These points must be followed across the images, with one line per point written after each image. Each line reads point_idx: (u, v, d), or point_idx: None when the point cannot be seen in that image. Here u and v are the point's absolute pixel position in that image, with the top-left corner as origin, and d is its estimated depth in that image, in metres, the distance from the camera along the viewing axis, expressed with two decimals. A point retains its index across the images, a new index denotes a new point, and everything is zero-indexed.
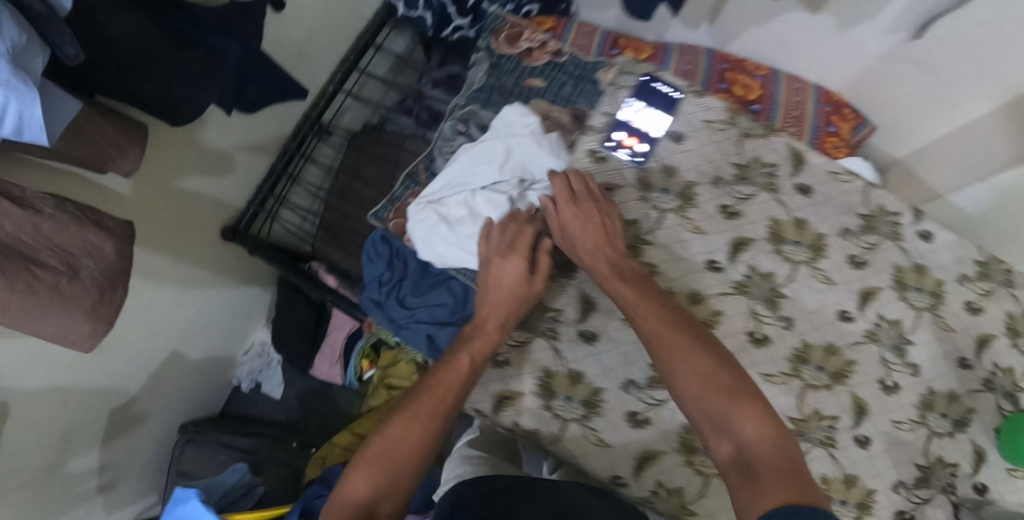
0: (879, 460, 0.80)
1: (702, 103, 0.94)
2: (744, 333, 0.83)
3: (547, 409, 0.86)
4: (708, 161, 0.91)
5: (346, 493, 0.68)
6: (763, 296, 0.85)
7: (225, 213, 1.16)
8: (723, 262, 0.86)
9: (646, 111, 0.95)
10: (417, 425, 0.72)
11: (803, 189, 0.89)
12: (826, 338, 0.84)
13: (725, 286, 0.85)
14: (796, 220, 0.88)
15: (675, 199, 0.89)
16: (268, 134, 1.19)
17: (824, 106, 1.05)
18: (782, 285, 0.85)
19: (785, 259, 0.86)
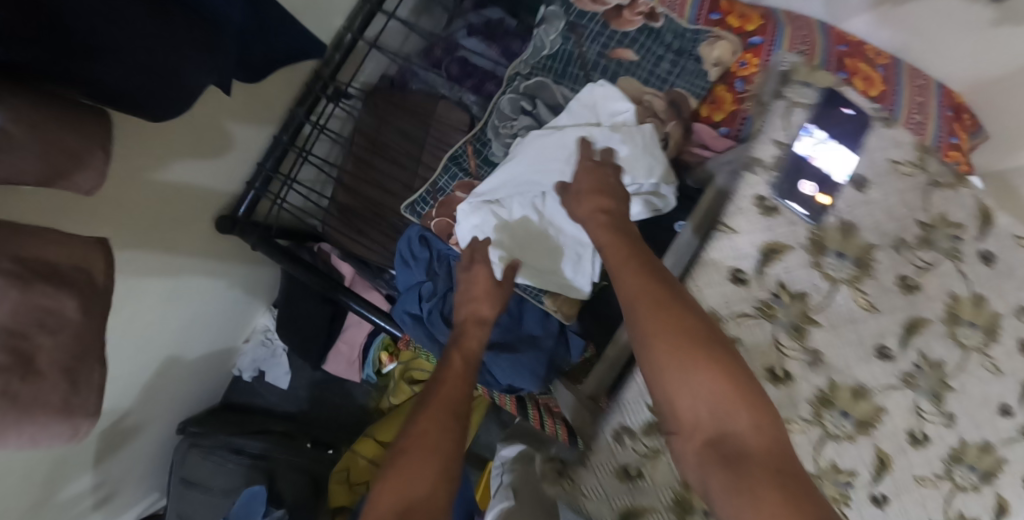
0: None
1: (890, 134, 0.62)
2: (903, 432, 0.62)
3: None
4: (895, 218, 0.61)
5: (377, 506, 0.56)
6: (931, 389, 0.62)
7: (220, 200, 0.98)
8: (893, 348, 0.62)
9: (829, 145, 0.60)
10: (435, 425, 0.64)
11: (987, 258, 0.63)
12: (985, 434, 0.63)
13: (892, 377, 0.61)
14: (977, 296, 0.63)
15: (851, 268, 0.60)
16: (273, 100, 0.97)
17: (947, 109, 0.91)
18: (950, 376, 0.63)
19: (959, 344, 0.63)
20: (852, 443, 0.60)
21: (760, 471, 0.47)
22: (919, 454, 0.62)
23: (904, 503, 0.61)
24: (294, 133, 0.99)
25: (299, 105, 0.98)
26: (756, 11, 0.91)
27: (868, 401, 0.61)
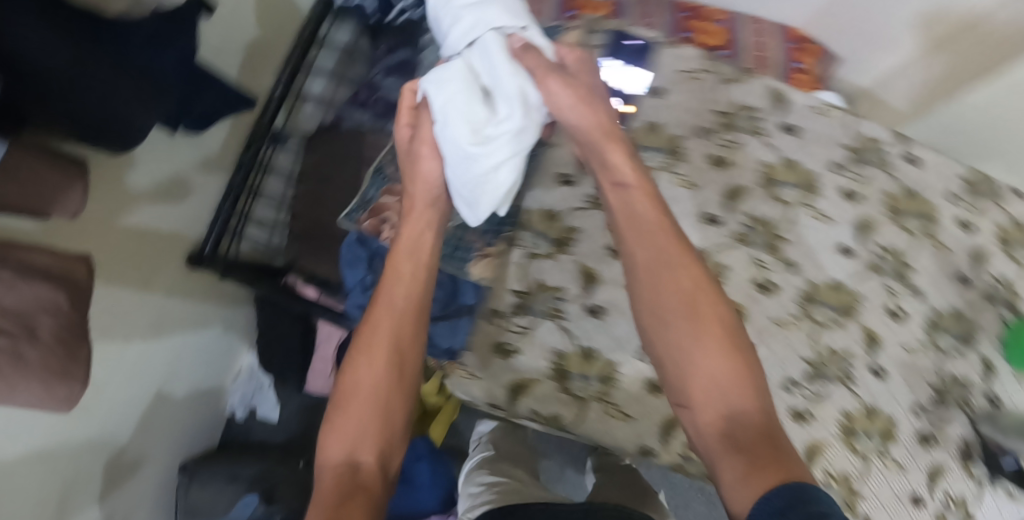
0: (897, 386, 0.96)
1: (677, 53, 1.06)
2: (750, 282, 0.97)
3: (565, 391, 1.00)
4: (687, 111, 1.02)
5: (328, 453, 0.75)
6: (767, 242, 0.97)
7: (187, 241, 1.13)
8: (721, 210, 0.98)
9: (622, 68, 1.06)
10: (374, 372, 0.78)
11: (790, 128, 1.01)
12: (829, 276, 0.97)
13: (727, 235, 0.98)
14: (786, 160, 0.99)
15: (665, 153, 1.01)
16: (218, 148, 1.15)
17: (790, 44, 1.34)
18: (783, 230, 0.98)
19: (780, 201, 0.98)
20: None
21: (741, 429, 0.64)
22: (773, 299, 0.97)
23: (770, 342, 0.96)
24: (246, 177, 1.18)
25: (245, 151, 1.16)
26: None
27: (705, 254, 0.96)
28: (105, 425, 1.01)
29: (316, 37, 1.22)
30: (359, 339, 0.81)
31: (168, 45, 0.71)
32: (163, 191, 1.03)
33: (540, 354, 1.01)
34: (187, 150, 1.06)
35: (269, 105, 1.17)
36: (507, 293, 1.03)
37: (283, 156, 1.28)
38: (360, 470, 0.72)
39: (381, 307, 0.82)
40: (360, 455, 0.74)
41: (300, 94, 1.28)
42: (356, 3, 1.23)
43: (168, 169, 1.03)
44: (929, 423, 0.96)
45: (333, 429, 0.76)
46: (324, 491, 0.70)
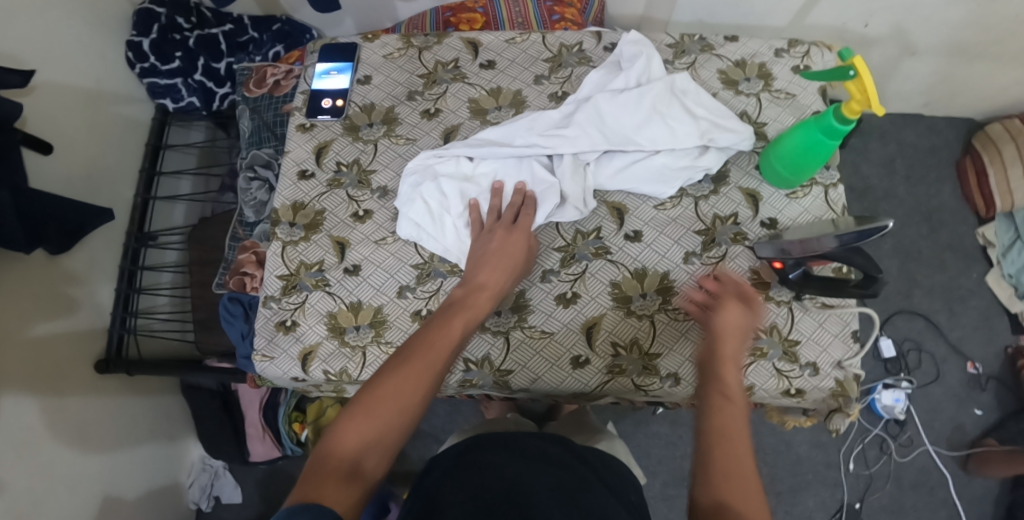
0: (841, 206, 0.79)
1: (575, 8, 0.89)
2: (830, 270, 0.76)
3: (631, 391, 0.71)
4: (735, 61, 0.86)
5: (337, 447, 0.53)
6: None
7: (96, 347, 1.18)
8: None
9: None
10: (413, 379, 0.58)
11: (779, 49, 0.87)
12: None
13: (818, 197, 0.79)
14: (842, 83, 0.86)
15: (742, 106, 0.83)
16: (100, 261, 1.19)
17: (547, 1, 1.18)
18: None
19: None
20: None
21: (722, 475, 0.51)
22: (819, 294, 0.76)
23: (809, 337, 0.75)
24: (130, 279, 1.23)
25: (132, 218, 1.25)
26: (477, 12, 1.19)
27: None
28: (50, 389, 1.06)
29: (163, 148, 1.32)
30: (413, 351, 0.60)
31: None
32: (51, 307, 1.08)
33: (502, 344, 0.72)
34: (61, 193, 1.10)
35: (134, 215, 1.26)
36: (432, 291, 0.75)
37: (163, 254, 1.33)
38: (364, 477, 0.52)
39: (450, 325, 0.64)
40: (375, 450, 0.54)
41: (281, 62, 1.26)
42: (183, 101, 1.29)
43: (50, 171, 1.08)
44: (848, 326, 0.75)
45: (356, 411, 0.55)
46: (314, 474, 0.51)
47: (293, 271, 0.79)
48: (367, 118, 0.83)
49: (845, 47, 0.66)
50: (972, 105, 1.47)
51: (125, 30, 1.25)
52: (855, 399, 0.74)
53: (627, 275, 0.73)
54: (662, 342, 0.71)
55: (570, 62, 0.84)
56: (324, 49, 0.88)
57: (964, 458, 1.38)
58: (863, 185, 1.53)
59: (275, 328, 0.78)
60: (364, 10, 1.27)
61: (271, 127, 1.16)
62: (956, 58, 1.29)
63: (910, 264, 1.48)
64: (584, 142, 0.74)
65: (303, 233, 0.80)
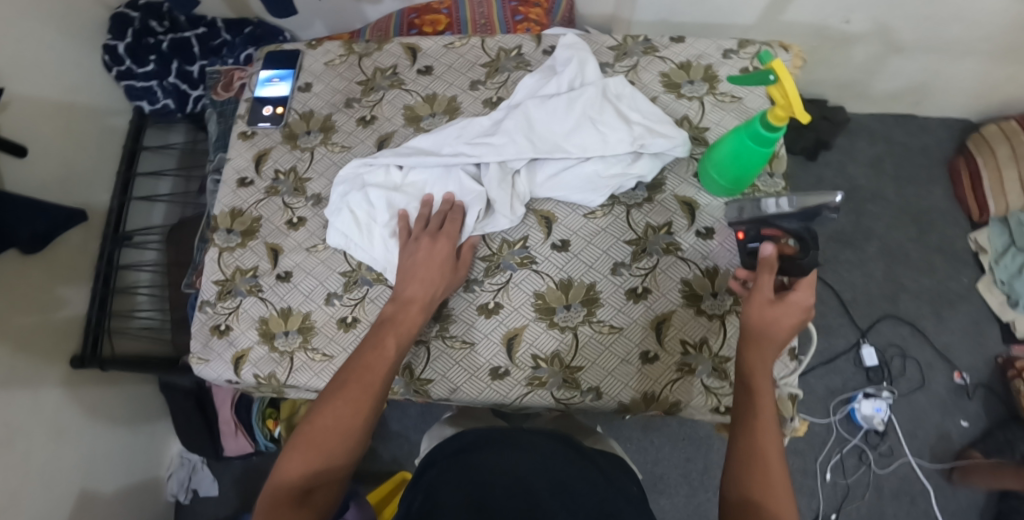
0: None
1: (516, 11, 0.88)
2: None
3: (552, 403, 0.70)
4: (679, 64, 0.84)
5: (285, 475, 0.56)
6: None
7: (72, 344, 1.22)
8: None
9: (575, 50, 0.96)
10: (351, 407, 0.59)
11: (726, 51, 0.84)
12: None
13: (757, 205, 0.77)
14: None
15: (684, 112, 0.81)
16: (76, 261, 1.23)
17: (510, 2, 1.17)
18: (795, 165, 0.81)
19: None
20: (639, 303, 0.73)
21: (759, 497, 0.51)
22: None
23: None
24: (106, 279, 1.26)
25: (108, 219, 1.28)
26: (441, 13, 1.19)
27: (724, 275, 0.74)
28: (25, 383, 1.10)
29: (141, 150, 1.35)
30: (350, 371, 0.62)
31: None
32: (26, 304, 1.11)
33: (423, 353, 0.72)
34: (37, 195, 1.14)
35: (111, 216, 1.29)
36: (360, 298, 0.75)
37: (141, 254, 1.36)
38: (314, 501, 0.55)
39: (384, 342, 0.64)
40: (322, 477, 0.57)
41: (251, 66, 1.27)
42: (159, 104, 1.31)
43: (25, 174, 1.11)
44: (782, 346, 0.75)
45: (300, 446, 0.57)
46: (267, 506, 0.55)
47: (229, 277, 0.80)
48: (305, 126, 0.84)
49: (766, 50, 0.64)
50: (965, 103, 1.41)
51: (102, 34, 1.28)
52: (790, 418, 0.74)
53: (551, 286, 0.72)
54: (583, 356, 0.71)
55: (508, 67, 0.82)
56: (268, 56, 0.89)
57: (948, 469, 1.33)
58: (850, 186, 1.48)
59: (209, 333, 0.79)
60: (333, 12, 1.28)
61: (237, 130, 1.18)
62: (942, 54, 1.24)
63: (896, 269, 1.43)
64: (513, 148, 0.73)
65: (239, 240, 0.81)
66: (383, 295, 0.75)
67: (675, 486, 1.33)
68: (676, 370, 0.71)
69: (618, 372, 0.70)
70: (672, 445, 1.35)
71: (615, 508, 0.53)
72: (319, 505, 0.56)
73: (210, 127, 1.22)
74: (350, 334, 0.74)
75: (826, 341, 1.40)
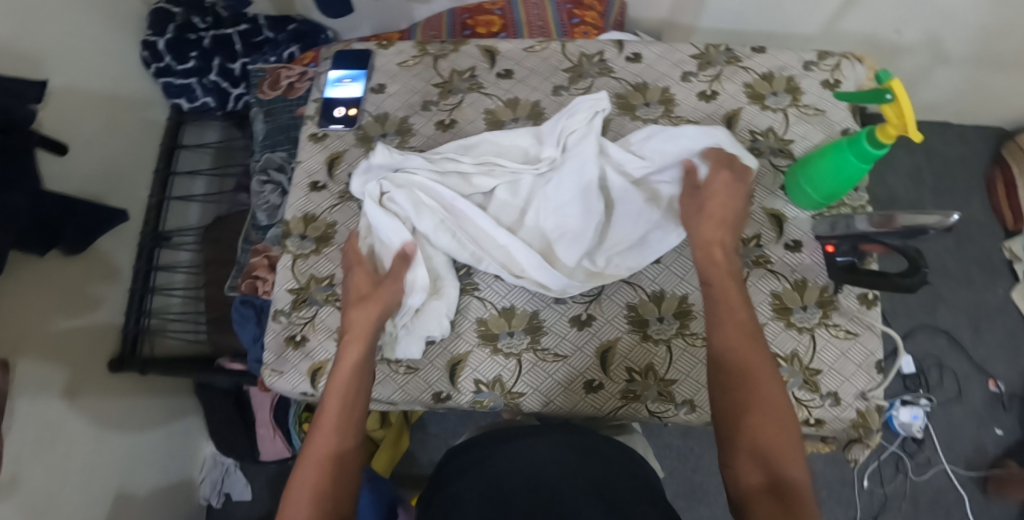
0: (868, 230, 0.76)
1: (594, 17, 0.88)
2: (851, 291, 0.75)
3: (646, 416, 0.69)
4: (761, 75, 0.84)
5: None
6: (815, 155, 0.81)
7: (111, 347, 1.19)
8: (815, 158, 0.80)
9: None
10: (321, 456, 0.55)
11: (807, 63, 0.85)
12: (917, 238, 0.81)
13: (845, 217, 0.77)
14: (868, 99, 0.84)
15: (767, 123, 0.81)
16: (114, 260, 1.19)
17: (565, 4, 1.16)
18: None
19: None
20: None
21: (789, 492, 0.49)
22: (838, 316, 0.74)
23: (833, 368, 0.73)
24: (144, 278, 1.23)
25: (147, 218, 1.25)
26: (495, 15, 1.18)
27: (813, 289, 0.75)
28: (68, 384, 1.08)
29: (179, 148, 1.32)
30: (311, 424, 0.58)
31: (10, 162, 0.92)
32: (70, 302, 1.09)
33: (514, 365, 0.71)
34: (78, 192, 1.11)
35: (149, 214, 1.26)
36: None
37: (174, 253, 1.33)
38: None
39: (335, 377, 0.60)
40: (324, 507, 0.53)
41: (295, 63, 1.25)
42: (199, 101, 1.29)
43: (68, 172, 1.09)
44: (871, 359, 0.73)
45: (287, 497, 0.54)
46: None
47: (304, 285, 0.79)
48: (380, 128, 0.82)
49: (884, 70, 0.64)
50: (1002, 114, 1.43)
51: (141, 27, 1.25)
52: (877, 430, 0.72)
53: (644, 298, 0.72)
54: (678, 369, 0.70)
55: (591, 73, 0.82)
56: (337, 55, 0.87)
57: (983, 478, 1.35)
58: (888, 195, 1.49)
59: (284, 343, 0.78)
60: (382, 9, 1.27)
61: (286, 130, 1.15)
62: (989, 66, 1.25)
63: (933, 279, 1.44)
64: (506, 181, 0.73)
65: (314, 246, 0.80)
66: (471, 307, 0.73)
67: (716, 493, 1.33)
68: None
69: None
70: (713, 453, 1.35)
71: (605, 483, 0.57)
72: None
73: (255, 127, 1.20)
74: (438, 347, 0.72)
75: None
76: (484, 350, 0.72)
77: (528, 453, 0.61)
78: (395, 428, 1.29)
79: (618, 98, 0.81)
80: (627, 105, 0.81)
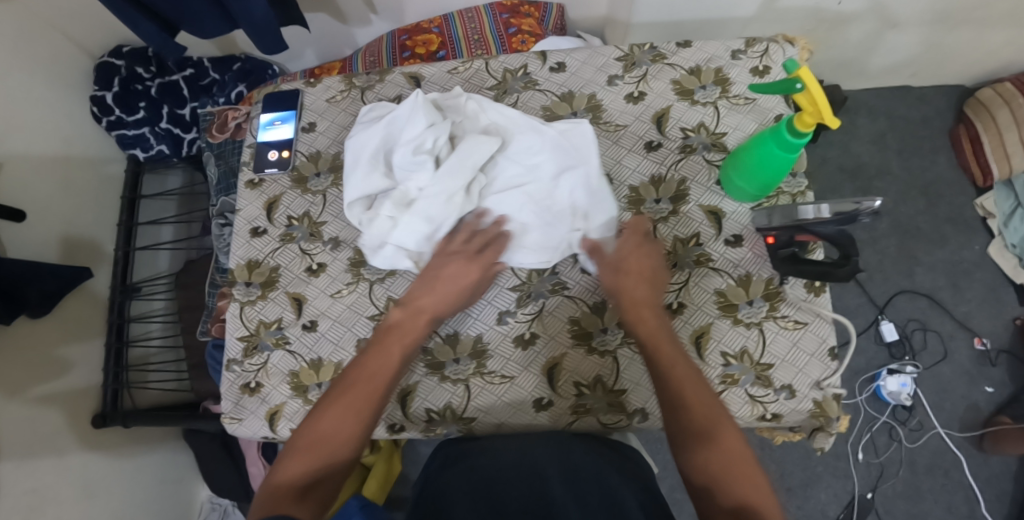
0: None
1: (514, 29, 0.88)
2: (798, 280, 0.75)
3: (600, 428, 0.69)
4: (689, 69, 0.83)
5: (285, 476, 0.59)
6: None
7: (92, 404, 1.20)
8: None
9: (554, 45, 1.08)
10: (352, 414, 0.61)
11: (735, 53, 0.84)
12: None
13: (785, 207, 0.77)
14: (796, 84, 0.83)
15: (698, 118, 0.80)
16: (86, 317, 1.20)
17: (501, 14, 1.16)
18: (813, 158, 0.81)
19: None
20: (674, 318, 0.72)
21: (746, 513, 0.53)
22: (786, 307, 0.74)
23: (785, 359, 0.72)
24: (119, 332, 1.24)
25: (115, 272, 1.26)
26: (433, 32, 1.17)
27: (758, 282, 0.74)
28: (51, 448, 1.08)
29: (140, 198, 1.33)
30: (351, 373, 0.64)
31: None
32: (40, 368, 1.10)
33: (462, 390, 0.71)
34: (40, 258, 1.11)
35: (117, 268, 1.27)
36: None
37: (148, 303, 1.34)
38: (319, 494, 0.58)
39: (376, 367, 0.64)
40: (320, 483, 0.58)
41: (243, 102, 1.25)
42: (153, 150, 1.29)
43: (27, 239, 1.09)
44: (825, 345, 0.73)
45: (302, 445, 0.60)
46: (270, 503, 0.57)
47: (253, 332, 0.79)
48: (314, 167, 0.82)
49: (789, 58, 0.62)
50: (960, 71, 1.41)
51: (88, 85, 1.25)
52: (837, 418, 0.71)
53: (586, 310, 0.71)
54: (626, 379, 0.70)
55: (516, 88, 0.82)
56: (267, 98, 0.87)
57: (978, 437, 1.34)
58: (855, 165, 1.48)
59: (240, 392, 0.79)
60: (324, 39, 1.28)
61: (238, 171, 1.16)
62: (937, 26, 1.23)
63: (908, 243, 1.43)
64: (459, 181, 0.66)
65: (260, 292, 0.80)
66: None
67: None
68: (720, 382, 0.72)
69: None
70: None
71: (584, 475, 0.60)
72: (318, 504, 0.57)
73: (209, 171, 1.20)
74: None
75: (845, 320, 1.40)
76: (431, 380, 0.72)
77: (519, 445, 0.64)
78: (384, 452, 1.29)
79: (545, 110, 0.81)
80: (554, 116, 0.80)
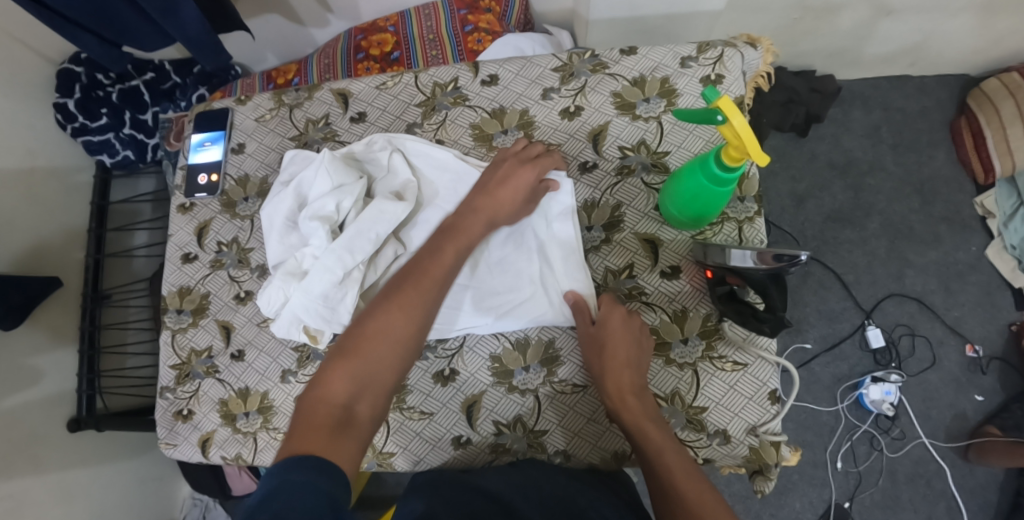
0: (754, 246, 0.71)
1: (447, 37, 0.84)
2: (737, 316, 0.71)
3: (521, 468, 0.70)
4: (632, 80, 0.77)
5: (325, 388, 0.55)
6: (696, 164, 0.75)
7: (66, 409, 1.22)
8: None
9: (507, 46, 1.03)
10: (399, 325, 0.59)
11: (684, 60, 0.78)
12: None
13: (728, 235, 0.72)
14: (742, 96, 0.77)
15: (637, 136, 0.75)
16: (57, 324, 1.22)
17: (459, 10, 1.10)
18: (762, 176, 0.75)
19: None
20: None
21: None
22: (725, 346, 0.70)
23: (721, 403, 0.69)
24: (91, 339, 1.25)
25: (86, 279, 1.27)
26: (388, 32, 1.12)
27: (694, 318, 0.71)
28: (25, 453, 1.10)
29: (110, 204, 1.33)
30: (400, 282, 0.62)
31: None
32: (14, 377, 1.11)
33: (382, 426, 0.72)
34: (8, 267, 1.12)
35: (87, 274, 1.28)
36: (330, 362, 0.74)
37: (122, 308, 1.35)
38: (353, 423, 0.53)
39: (428, 272, 0.63)
40: (355, 407, 0.55)
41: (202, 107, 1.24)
42: (118, 156, 1.29)
43: None
44: (768, 389, 0.69)
45: (344, 360, 0.57)
46: (303, 422, 0.52)
47: (185, 360, 0.79)
48: (242, 192, 0.81)
49: (709, 87, 0.56)
50: (964, 59, 1.31)
51: (51, 91, 1.24)
52: (775, 464, 0.68)
53: (508, 347, 0.71)
54: (545, 419, 0.70)
55: (445, 104, 0.79)
56: (198, 117, 0.85)
57: (963, 447, 1.28)
58: (845, 160, 1.40)
59: (173, 418, 0.79)
60: (281, 39, 1.24)
61: None
62: (936, 13, 1.14)
63: (899, 244, 1.36)
64: (366, 245, 0.67)
65: (190, 319, 0.79)
66: None
67: None
68: None
69: (584, 433, 0.69)
70: None
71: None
72: (359, 421, 0.54)
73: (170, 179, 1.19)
74: None
75: (829, 326, 1.34)
76: None
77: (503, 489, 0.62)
78: None
79: (475, 128, 0.78)
80: (483, 136, 0.77)
